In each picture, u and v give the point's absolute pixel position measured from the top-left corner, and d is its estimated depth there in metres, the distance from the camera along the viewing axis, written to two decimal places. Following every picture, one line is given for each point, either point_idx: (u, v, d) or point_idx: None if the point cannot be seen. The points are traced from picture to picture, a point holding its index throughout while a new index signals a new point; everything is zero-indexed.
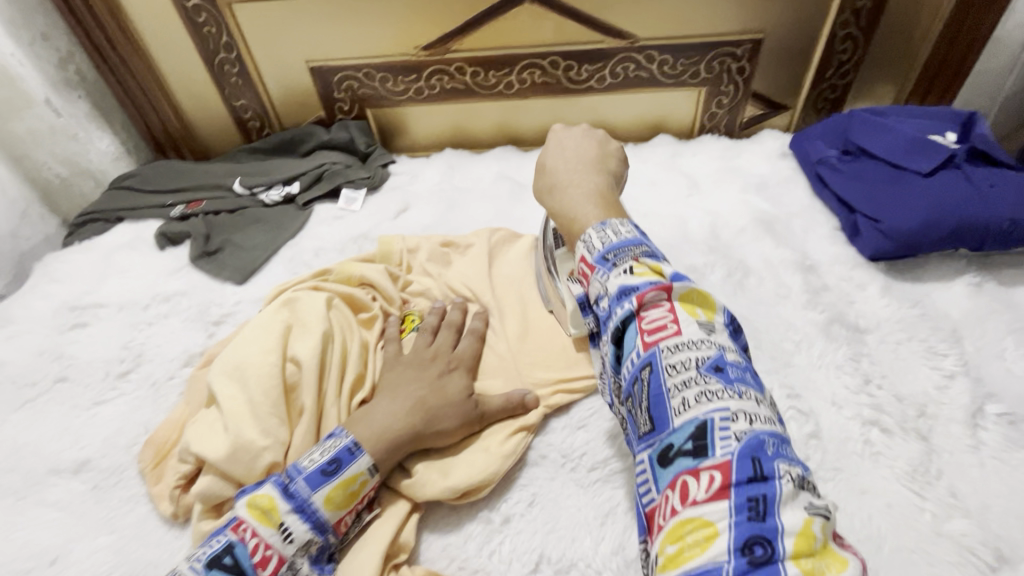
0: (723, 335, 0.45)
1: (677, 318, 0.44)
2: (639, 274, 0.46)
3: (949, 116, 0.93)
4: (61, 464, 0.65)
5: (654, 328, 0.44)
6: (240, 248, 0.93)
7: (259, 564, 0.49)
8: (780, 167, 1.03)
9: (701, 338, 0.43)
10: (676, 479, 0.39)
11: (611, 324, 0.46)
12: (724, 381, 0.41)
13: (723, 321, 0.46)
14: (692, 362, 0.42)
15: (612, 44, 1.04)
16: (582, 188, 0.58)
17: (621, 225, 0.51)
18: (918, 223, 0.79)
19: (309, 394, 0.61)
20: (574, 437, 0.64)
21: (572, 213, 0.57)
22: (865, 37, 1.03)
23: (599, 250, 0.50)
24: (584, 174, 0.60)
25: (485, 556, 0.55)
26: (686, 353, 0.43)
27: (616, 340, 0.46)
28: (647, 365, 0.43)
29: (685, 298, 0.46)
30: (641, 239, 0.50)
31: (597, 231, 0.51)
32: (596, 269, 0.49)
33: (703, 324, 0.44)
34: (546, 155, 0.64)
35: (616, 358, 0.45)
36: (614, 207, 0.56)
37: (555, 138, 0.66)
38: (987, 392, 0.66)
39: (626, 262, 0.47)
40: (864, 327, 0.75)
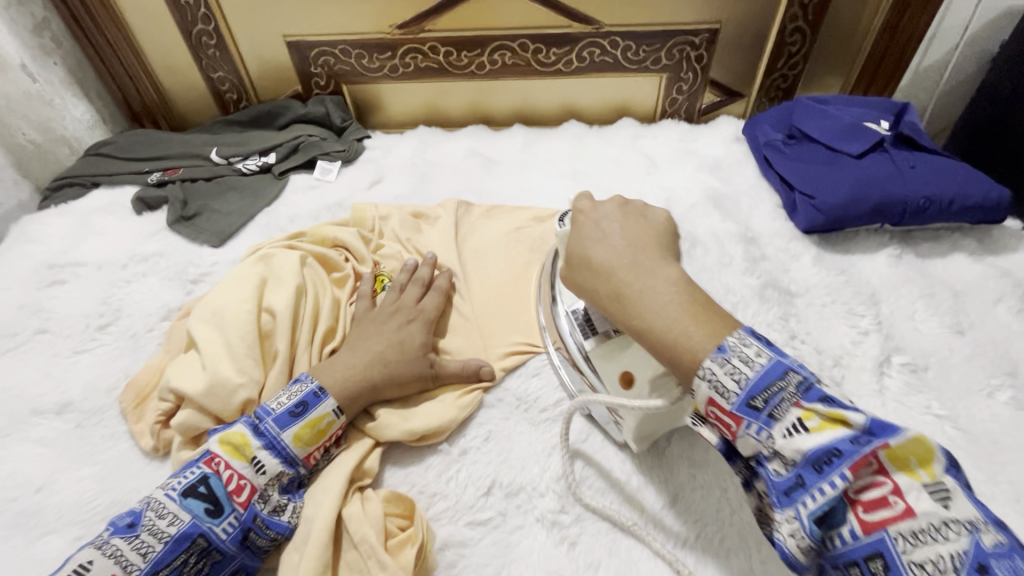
0: (960, 498, 0.40)
1: (898, 488, 0.41)
2: (818, 433, 0.44)
3: (882, 105, 1.02)
4: (43, 406, 0.68)
5: (872, 504, 0.41)
6: (217, 213, 0.96)
7: (232, 491, 0.54)
8: (733, 149, 1.11)
9: (937, 513, 0.39)
10: (820, 530, 0.42)
11: (801, 499, 0.43)
12: (828, 403, 0.45)
13: (945, 470, 0.41)
14: (792, 385, 0.46)
15: (578, 29, 1.10)
16: (659, 291, 0.53)
17: (743, 346, 0.48)
18: (846, 200, 0.87)
19: (282, 340, 0.66)
20: (528, 383, 0.70)
21: (657, 329, 0.51)
22: (812, 31, 1.11)
23: (737, 393, 0.47)
24: (647, 273, 0.55)
25: (444, 482, 0.61)
26: (882, 509, 0.41)
27: (749, 402, 0.46)
28: (874, 549, 0.40)
29: (755, 325, 0.50)
30: (784, 366, 0.47)
31: (718, 361, 0.48)
32: (742, 420, 0.47)
33: (790, 355, 0.48)
34: (589, 245, 0.60)
35: (783, 495, 0.44)
36: (708, 311, 0.51)
37: (590, 221, 0.62)
38: (895, 347, 0.75)
39: (789, 412, 0.45)
40: (795, 291, 0.83)
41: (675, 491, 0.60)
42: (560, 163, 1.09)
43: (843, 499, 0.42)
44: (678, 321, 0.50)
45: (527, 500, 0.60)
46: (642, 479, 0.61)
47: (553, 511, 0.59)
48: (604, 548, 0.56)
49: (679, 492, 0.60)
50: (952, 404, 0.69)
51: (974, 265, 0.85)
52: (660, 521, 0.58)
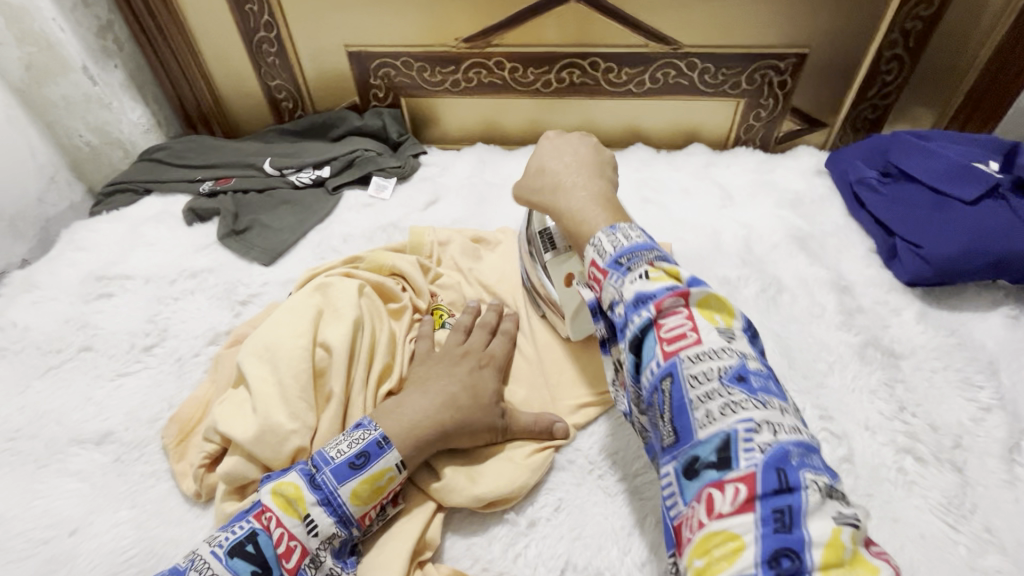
0: (742, 341, 0.46)
1: (696, 325, 0.45)
2: (653, 280, 0.48)
3: (992, 145, 0.92)
4: (84, 434, 0.64)
5: (672, 335, 0.45)
6: (268, 228, 0.92)
7: (281, 555, 0.48)
8: (815, 184, 1.02)
9: (723, 347, 0.44)
10: (700, 491, 0.40)
11: (637, 337, 0.47)
12: (748, 390, 0.42)
13: (741, 327, 0.47)
14: (704, 358, 0.44)
15: (656, 49, 1.03)
16: (579, 191, 0.61)
17: (630, 231, 0.54)
18: (960, 250, 0.78)
19: (338, 381, 0.60)
20: (602, 444, 0.63)
21: (574, 212, 0.60)
22: (911, 59, 1.02)
23: (610, 255, 0.52)
24: (569, 190, 0.62)
25: (510, 559, 0.54)
26: (681, 339, 0.45)
27: (634, 348, 0.47)
28: (667, 374, 0.44)
29: (703, 304, 0.47)
30: (652, 245, 0.52)
31: (607, 236, 0.54)
32: (608, 274, 0.51)
33: (722, 332, 0.45)
34: (545, 159, 0.67)
35: (620, 330, 0.48)
36: (614, 209, 0.59)
37: (553, 145, 0.68)
38: (1023, 427, 0.65)
39: (641, 266, 0.49)
40: (898, 352, 0.74)
41: None
42: (626, 190, 1.02)
43: (650, 327, 0.46)
44: (579, 206, 0.60)
45: None
46: None
47: None
48: None
49: None
50: None
51: None
52: None
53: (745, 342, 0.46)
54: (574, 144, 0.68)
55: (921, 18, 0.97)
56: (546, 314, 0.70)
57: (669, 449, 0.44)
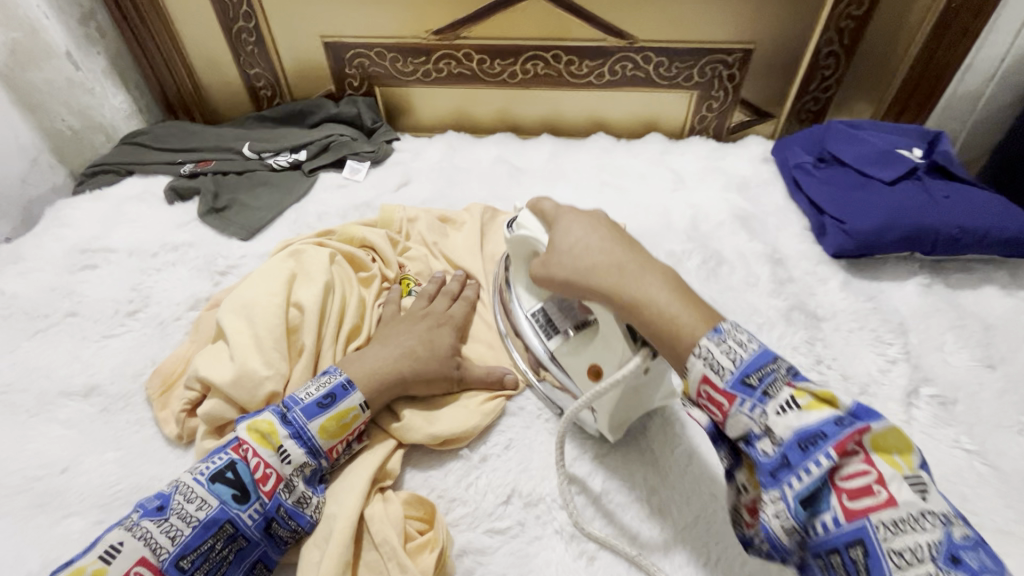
0: (933, 491, 0.42)
1: (882, 477, 0.41)
2: (806, 410, 0.45)
3: (915, 133, 1.01)
4: (71, 388, 0.69)
5: (856, 490, 0.41)
6: (247, 207, 0.98)
7: (259, 479, 0.54)
8: (761, 170, 1.11)
9: (922, 509, 0.40)
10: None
11: (789, 480, 0.43)
12: (968, 573, 0.37)
13: (921, 465, 0.43)
14: (903, 527, 0.39)
15: (614, 43, 1.10)
16: (654, 280, 0.54)
17: (736, 331, 0.49)
18: (878, 225, 0.86)
19: (309, 335, 0.66)
20: (550, 393, 0.70)
21: (662, 312, 0.52)
22: (846, 55, 1.11)
23: (732, 371, 0.48)
24: (634, 275, 0.55)
25: (463, 488, 0.61)
26: (865, 496, 0.41)
27: (804, 501, 0.43)
28: (858, 540, 0.40)
29: (880, 444, 0.43)
30: (773, 353, 0.49)
31: (714, 341, 0.49)
32: (735, 398, 0.47)
33: (911, 480, 0.42)
34: (574, 274, 0.58)
35: (770, 476, 0.45)
36: (696, 300, 0.53)
37: (568, 249, 0.59)
38: (923, 377, 0.73)
39: (781, 391, 0.46)
40: (821, 315, 0.82)
41: (692, 518, 0.58)
42: (587, 174, 1.10)
43: (824, 481, 0.43)
44: (656, 293, 0.53)
45: (546, 511, 0.59)
46: (661, 500, 0.60)
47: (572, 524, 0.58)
48: (622, 563, 0.55)
49: (695, 521, 0.58)
50: (980, 439, 0.67)
51: (1006, 299, 0.84)
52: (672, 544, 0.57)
53: (937, 492, 0.42)
54: (593, 218, 0.61)
55: (853, 17, 1.05)
56: (501, 324, 0.74)
57: None
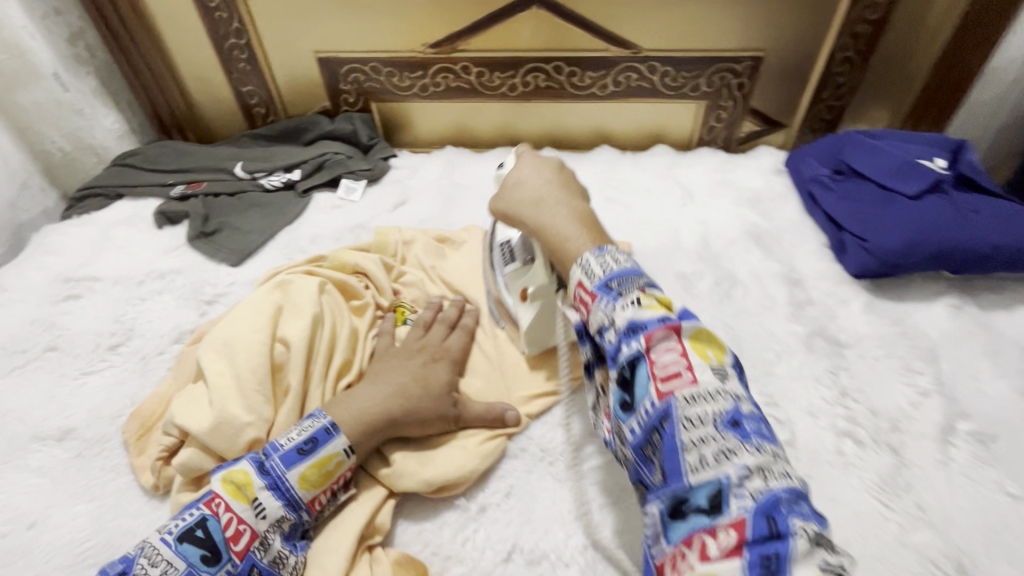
0: (733, 381, 0.47)
1: (690, 365, 0.46)
2: (646, 307, 0.49)
3: (939, 142, 0.95)
4: (45, 431, 0.65)
5: (668, 376, 0.46)
6: (237, 230, 0.94)
7: (230, 538, 0.50)
8: (774, 182, 1.05)
9: (718, 388, 0.45)
10: (691, 535, 0.40)
11: (618, 365, 0.48)
12: (741, 435, 0.42)
13: (731, 364, 0.48)
14: (698, 400, 0.44)
15: (617, 53, 1.06)
16: (564, 210, 0.60)
17: (617, 254, 0.54)
18: (903, 243, 0.81)
19: (295, 374, 0.62)
20: (553, 432, 0.65)
21: (560, 233, 0.59)
22: (862, 61, 1.05)
23: (600, 277, 0.52)
24: (549, 207, 0.61)
25: (459, 543, 0.56)
26: (674, 378, 0.45)
27: (707, 492, 0.42)
28: (663, 414, 0.44)
29: (694, 336, 0.48)
30: (641, 271, 0.53)
31: (595, 257, 0.54)
32: (597, 297, 0.51)
33: (715, 369, 0.46)
34: (519, 181, 0.64)
35: (612, 359, 0.49)
36: (597, 231, 0.59)
37: (527, 162, 0.66)
38: (959, 410, 0.68)
39: (632, 292, 0.50)
40: (844, 341, 0.77)
41: None
42: (591, 190, 1.05)
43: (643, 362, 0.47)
44: (557, 220, 0.60)
45: (550, 570, 0.54)
46: None
47: None
48: None
49: None
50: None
51: None
52: None
53: (736, 381, 0.47)
54: (549, 161, 0.66)
55: (869, 21, 1.00)
56: (501, 323, 0.73)
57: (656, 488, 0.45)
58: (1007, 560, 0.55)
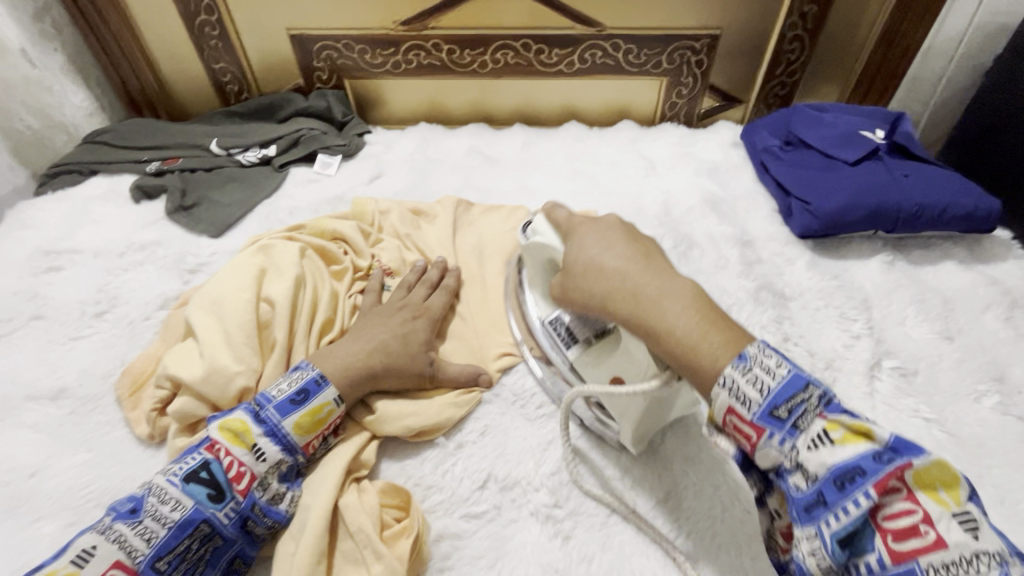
0: (987, 529, 0.39)
1: (927, 516, 0.40)
2: (841, 444, 0.43)
3: (878, 115, 1.03)
4: (38, 391, 0.68)
5: (895, 518, 0.40)
6: (215, 203, 0.96)
7: (232, 478, 0.55)
8: (730, 154, 1.12)
9: (967, 551, 0.38)
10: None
11: (823, 517, 0.42)
12: None
13: (968, 497, 0.41)
14: (953, 569, 0.37)
15: (582, 31, 1.11)
16: (677, 296, 0.51)
17: (764, 356, 0.46)
18: (841, 205, 0.88)
19: (280, 329, 0.66)
20: (525, 379, 0.71)
21: (681, 334, 0.49)
22: (810, 40, 1.12)
23: (759, 403, 0.45)
24: (652, 301, 0.51)
25: (439, 475, 0.61)
26: (904, 519, 0.40)
27: (842, 540, 0.41)
28: None
29: (923, 479, 0.41)
30: (805, 378, 0.45)
31: (739, 369, 0.46)
32: (765, 432, 0.45)
33: (958, 517, 0.39)
34: (596, 255, 0.56)
35: (802, 510, 0.43)
36: (723, 322, 0.49)
37: (587, 238, 0.59)
38: (885, 350, 0.76)
39: (813, 424, 0.44)
40: (789, 295, 0.84)
41: (668, 488, 0.60)
42: (559, 162, 1.10)
43: (867, 521, 0.41)
44: (675, 315, 0.49)
45: (521, 494, 0.60)
46: (636, 476, 0.62)
47: (547, 505, 0.59)
48: (598, 541, 0.57)
49: (672, 491, 0.60)
50: (939, 408, 0.70)
51: (965, 273, 0.87)
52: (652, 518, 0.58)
53: (988, 530, 0.39)
54: (608, 224, 0.59)
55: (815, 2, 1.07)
56: (514, 330, 0.74)
57: None
58: None
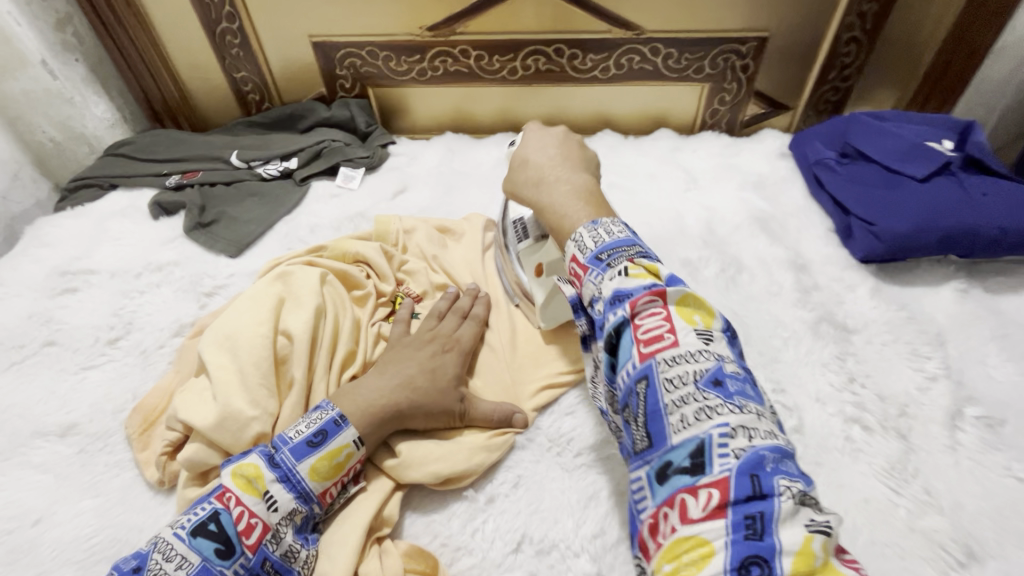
0: (720, 343, 0.47)
1: (673, 328, 0.46)
2: (634, 276, 0.49)
3: (946, 123, 0.93)
4: (47, 427, 0.64)
5: (649, 339, 0.46)
6: (234, 220, 0.92)
7: (242, 532, 0.49)
8: (778, 166, 1.04)
9: (701, 350, 0.45)
10: (673, 496, 0.41)
11: (604, 329, 0.49)
12: (724, 394, 0.43)
13: (720, 328, 0.48)
14: (692, 399, 0.43)
15: (619, 34, 1.04)
16: (565, 184, 0.63)
17: (612, 225, 0.55)
18: (910, 227, 0.80)
19: (299, 367, 0.61)
20: (561, 422, 0.64)
21: (556, 206, 0.61)
22: (868, 41, 1.03)
23: (592, 250, 0.53)
24: (548, 185, 0.64)
25: (468, 534, 0.56)
26: (656, 341, 0.46)
27: (608, 348, 0.48)
28: (642, 376, 0.45)
29: (682, 303, 0.48)
30: (633, 241, 0.53)
31: (587, 231, 0.55)
32: (588, 270, 0.52)
33: (700, 333, 0.46)
34: (528, 151, 0.68)
35: (601, 333, 0.50)
36: (597, 202, 0.61)
37: (533, 136, 0.71)
38: (967, 395, 0.68)
39: (621, 262, 0.50)
40: (851, 327, 0.76)
41: None
42: None
43: (626, 327, 0.47)
44: (559, 199, 0.62)
45: (560, 560, 0.54)
46: None
47: (589, 574, 0.53)
48: None
49: None
50: None
51: None
52: None
53: (722, 343, 0.47)
54: (552, 131, 0.70)
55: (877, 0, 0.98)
56: (495, 262, 0.80)
57: (641, 454, 0.45)
58: (1016, 544, 0.56)
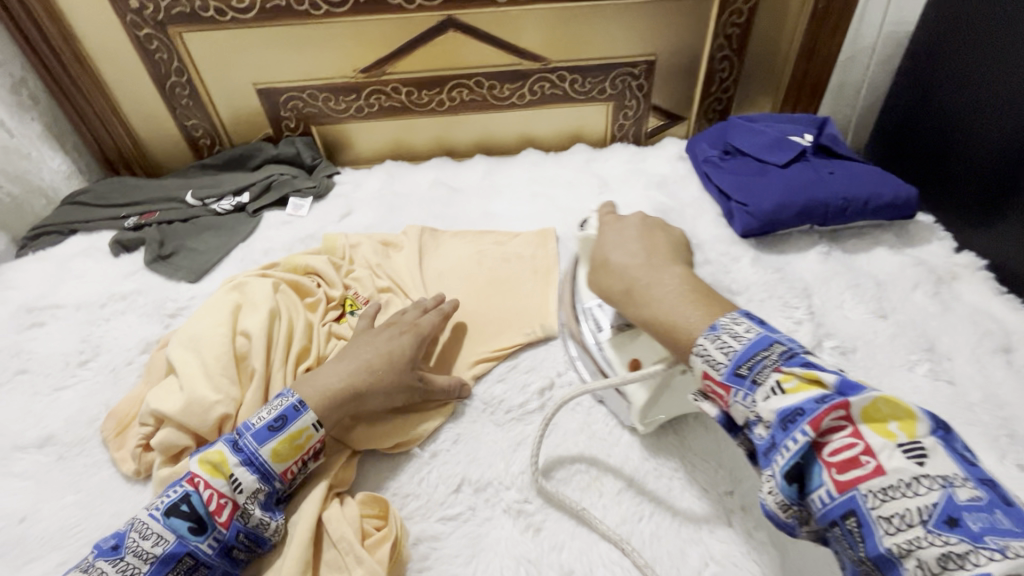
0: (939, 458, 0.42)
1: (869, 448, 0.43)
2: (792, 392, 0.47)
3: (806, 121, 1.10)
4: (25, 441, 0.70)
5: (844, 463, 0.44)
6: (193, 251, 1.01)
7: (214, 511, 0.57)
8: (677, 167, 1.20)
9: (913, 476, 0.41)
10: None
11: (774, 458, 0.46)
12: (968, 536, 0.38)
13: (927, 431, 0.43)
14: (891, 494, 0.41)
15: (529, 66, 1.20)
16: (665, 283, 0.64)
17: (733, 325, 0.54)
18: (775, 204, 0.96)
19: (257, 359, 0.70)
20: (495, 388, 0.75)
21: (664, 315, 0.61)
22: (737, 57, 1.22)
23: (727, 365, 0.52)
24: (654, 273, 0.66)
25: (416, 483, 0.66)
26: (853, 468, 0.43)
27: (791, 478, 0.45)
28: (850, 510, 0.42)
29: (872, 415, 0.45)
30: (769, 338, 0.52)
31: (711, 339, 0.54)
32: (731, 389, 0.51)
33: (905, 448, 0.42)
34: (608, 251, 0.71)
35: (763, 455, 0.47)
36: (707, 299, 0.60)
37: (611, 233, 0.74)
38: (825, 332, 0.83)
39: (770, 376, 0.49)
40: (736, 290, 0.90)
41: (631, 475, 0.66)
42: (518, 187, 1.18)
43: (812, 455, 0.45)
44: (670, 303, 0.61)
45: (494, 493, 0.65)
46: (600, 468, 0.67)
47: (517, 501, 0.64)
48: (568, 531, 0.62)
49: (634, 475, 0.66)
50: (874, 381, 0.77)
51: (894, 257, 0.95)
52: (618, 501, 0.64)
53: (944, 461, 0.42)
54: (629, 230, 0.73)
55: (737, 24, 1.17)
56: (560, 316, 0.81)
57: None
58: None
